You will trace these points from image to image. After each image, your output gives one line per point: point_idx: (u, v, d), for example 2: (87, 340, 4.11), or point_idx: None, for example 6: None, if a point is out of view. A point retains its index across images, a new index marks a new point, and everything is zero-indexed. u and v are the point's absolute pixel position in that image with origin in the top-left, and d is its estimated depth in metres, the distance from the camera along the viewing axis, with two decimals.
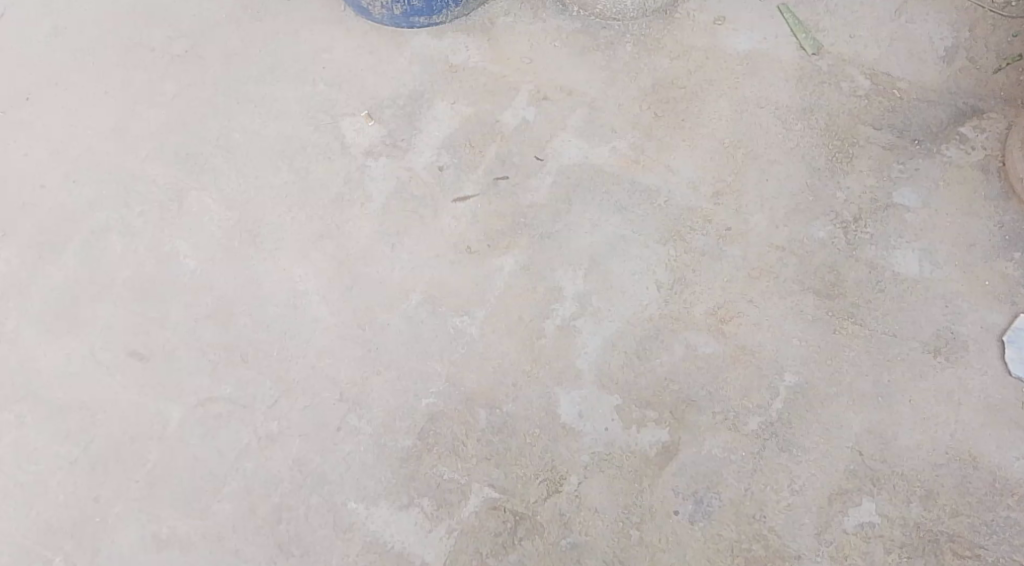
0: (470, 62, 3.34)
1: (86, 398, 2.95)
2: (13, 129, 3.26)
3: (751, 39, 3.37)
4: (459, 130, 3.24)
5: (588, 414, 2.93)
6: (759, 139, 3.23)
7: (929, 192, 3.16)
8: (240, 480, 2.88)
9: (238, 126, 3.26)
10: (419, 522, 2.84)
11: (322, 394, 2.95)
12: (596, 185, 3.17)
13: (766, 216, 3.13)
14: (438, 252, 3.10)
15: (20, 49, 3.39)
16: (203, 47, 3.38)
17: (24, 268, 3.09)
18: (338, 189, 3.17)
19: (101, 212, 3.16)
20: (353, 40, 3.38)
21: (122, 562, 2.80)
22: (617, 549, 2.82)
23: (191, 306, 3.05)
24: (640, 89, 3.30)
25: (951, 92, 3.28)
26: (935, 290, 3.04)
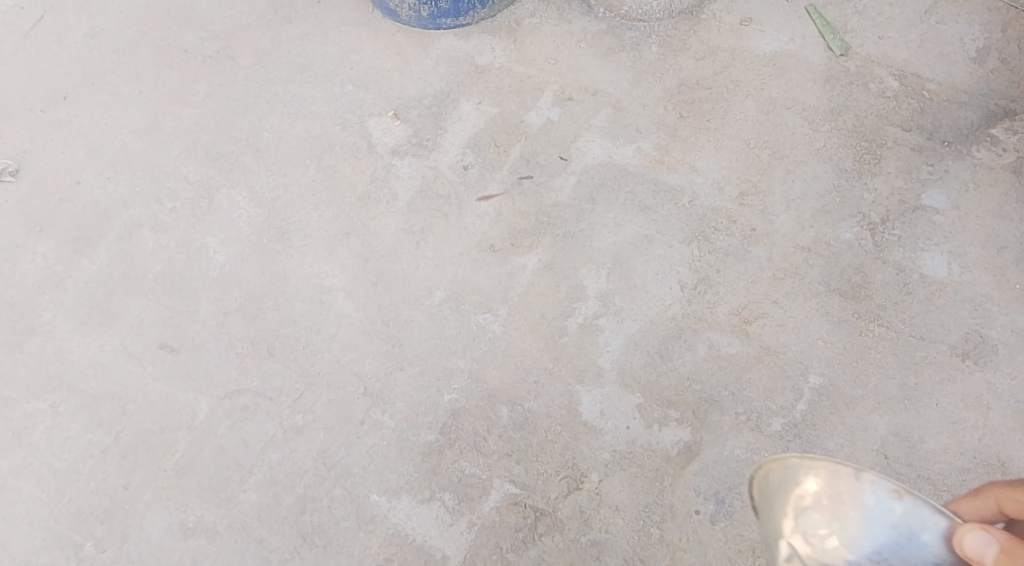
0: (495, 62, 3.38)
1: (117, 388, 3.04)
2: (51, 127, 3.36)
3: (777, 40, 3.38)
4: (485, 130, 3.28)
5: (609, 412, 2.95)
6: (785, 140, 3.22)
7: (959, 194, 3.13)
8: (266, 471, 2.94)
9: (269, 125, 3.34)
10: (441, 516, 2.87)
11: (346, 388, 3.01)
12: (621, 185, 3.19)
13: (791, 217, 3.13)
14: (462, 250, 3.14)
15: (59, 50, 3.49)
16: (235, 48, 3.47)
17: (61, 262, 3.19)
18: (365, 187, 3.23)
19: (135, 208, 3.25)
20: (382, 42, 3.44)
21: (150, 549, 2.87)
22: (637, 547, 2.82)
23: (220, 300, 3.12)
24: (666, 89, 3.31)
25: (981, 93, 3.26)
26: (964, 292, 3.01)
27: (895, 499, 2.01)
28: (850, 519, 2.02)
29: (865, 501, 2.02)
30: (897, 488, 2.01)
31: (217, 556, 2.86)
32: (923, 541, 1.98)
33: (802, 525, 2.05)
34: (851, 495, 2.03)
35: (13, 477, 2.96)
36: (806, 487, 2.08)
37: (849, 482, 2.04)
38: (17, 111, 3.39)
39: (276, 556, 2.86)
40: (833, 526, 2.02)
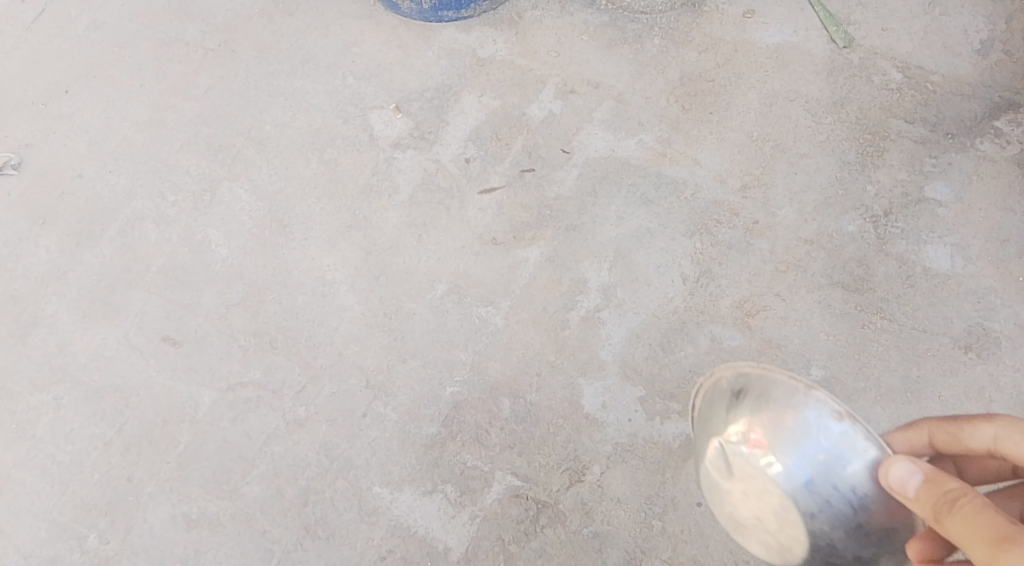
0: (498, 55, 3.38)
1: (120, 381, 3.05)
2: (54, 120, 3.37)
3: (780, 32, 3.37)
4: (487, 122, 3.28)
5: (611, 404, 2.95)
6: (788, 132, 3.22)
7: (963, 186, 3.12)
8: (269, 463, 2.95)
9: (271, 118, 3.34)
10: (443, 508, 2.88)
11: (349, 381, 3.01)
12: (623, 178, 3.18)
13: (794, 209, 3.12)
14: (464, 243, 3.14)
15: (61, 43, 3.50)
16: (237, 41, 3.47)
17: (63, 255, 3.20)
18: (367, 179, 3.23)
19: (138, 202, 3.25)
20: (384, 34, 3.44)
21: (153, 540, 2.89)
22: (639, 539, 2.83)
23: (222, 294, 3.13)
24: (669, 82, 3.31)
25: (985, 86, 3.25)
26: (967, 284, 3.01)
27: (832, 418, 2.20)
28: (784, 428, 2.21)
29: (806, 415, 2.21)
30: (837, 410, 2.20)
31: (220, 547, 2.88)
32: (844, 461, 2.19)
33: (742, 427, 2.25)
34: (796, 407, 2.22)
35: (17, 469, 2.97)
36: (757, 394, 2.26)
37: (797, 395, 2.22)
38: (19, 105, 3.40)
39: (278, 548, 2.87)
40: (768, 430, 2.22)
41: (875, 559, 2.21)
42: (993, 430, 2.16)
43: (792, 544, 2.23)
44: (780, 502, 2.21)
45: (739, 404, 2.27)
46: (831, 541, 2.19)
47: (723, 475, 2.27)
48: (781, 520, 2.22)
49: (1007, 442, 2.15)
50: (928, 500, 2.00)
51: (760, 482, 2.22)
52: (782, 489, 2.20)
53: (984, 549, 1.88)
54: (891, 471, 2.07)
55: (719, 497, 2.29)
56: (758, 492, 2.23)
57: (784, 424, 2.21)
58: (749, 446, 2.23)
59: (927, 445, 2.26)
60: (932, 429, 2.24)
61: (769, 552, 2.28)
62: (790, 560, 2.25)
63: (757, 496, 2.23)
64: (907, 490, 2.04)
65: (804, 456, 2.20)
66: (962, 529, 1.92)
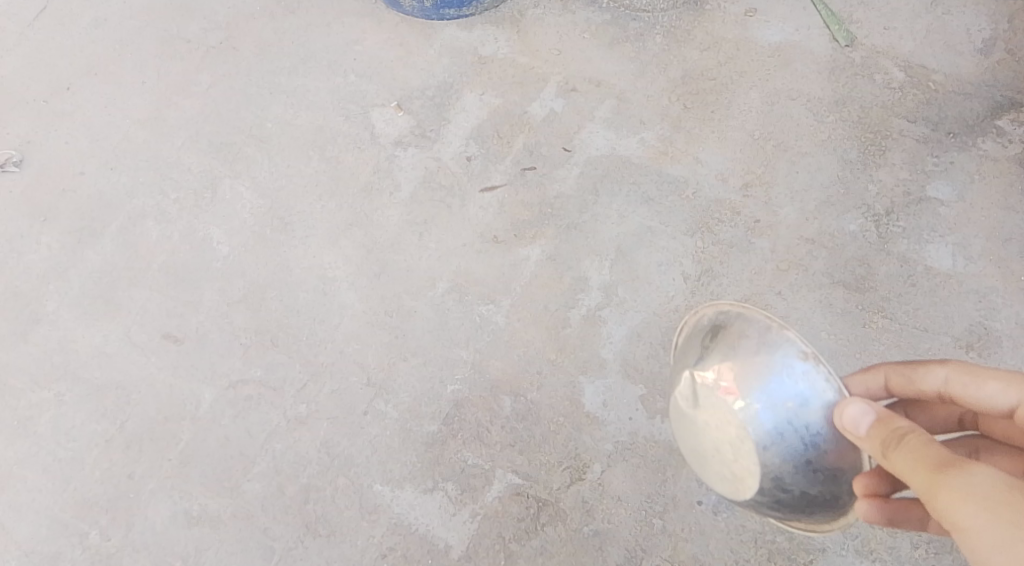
0: (499, 53, 3.38)
1: (122, 378, 3.05)
2: (55, 118, 3.37)
3: (782, 31, 3.37)
4: (488, 121, 3.28)
5: (612, 403, 2.96)
6: (790, 131, 3.21)
7: (964, 186, 3.12)
8: (270, 460, 2.95)
9: (273, 116, 3.34)
10: (444, 506, 2.88)
11: (350, 378, 3.02)
12: (625, 176, 3.18)
13: (796, 208, 3.12)
14: (466, 241, 3.14)
15: (63, 40, 3.50)
16: (239, 39, 3.47)
17: (65, 252, 3.20)
18: (368, 177, 3.23)
19: (139, 199, 3.26)
20: (385, 32, 3.44)
21: (155, 537, 2.89)
22: (639, 538, 2.83)
23: (224, 291, 3.13)
24: (670, 80, 3.31)
25: (987, 84, 3.24)
26: (968, 284, 3.00)
27: (797, 358, 2.30)
28: (752, 366, 2.32)
29: (776, 353, 2.31)
30: (803, 351, 2.30)
31: (221, 544, 2.88)
32: (804, 400, 2.30)
33: (712, 363, 2.37)
34: (769, 344, 2.32)
35: (19, 466, 2.97)
36: (733, 332, 2.37)
37: (770, 333, 2.32)
38: (21, 102, 3.40)
39: (279, 545, 2.87)
40: (736, 366, 2.33)
41: (820, 496, 2.34)
42: (944, 374, 2.30)
43: (744, 475, 2.34)
44: (737, 434, 2.32)
45: (714, 341, 2.39)
46: (779, 475, 2.31)
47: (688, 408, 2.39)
48: (737, 453, 2.33)
49: (957, 384, 2.28)
50: (877, 437, 2.08)
51: (721, 415, 2.33)
52: (741, 421, 2.31)
53: (925, 480, 1.95)
54: (844, 411, 2.16)
55: (682, 428, 2.40)
56: (719, 424, 2.34)
57: (752, 361, 2.32)
58: (716, 380, 2.35)
59: (882, 388, 2.40)
60: (887, 372, 2.38)
61: (721, 483, 2.39)
62: (741, 491, 2.37)
63: (716, 428, 2.34)
64: (858, 429, 2.13)
65: (765, 393, 2.30)
66: (906, 462, 1.99)
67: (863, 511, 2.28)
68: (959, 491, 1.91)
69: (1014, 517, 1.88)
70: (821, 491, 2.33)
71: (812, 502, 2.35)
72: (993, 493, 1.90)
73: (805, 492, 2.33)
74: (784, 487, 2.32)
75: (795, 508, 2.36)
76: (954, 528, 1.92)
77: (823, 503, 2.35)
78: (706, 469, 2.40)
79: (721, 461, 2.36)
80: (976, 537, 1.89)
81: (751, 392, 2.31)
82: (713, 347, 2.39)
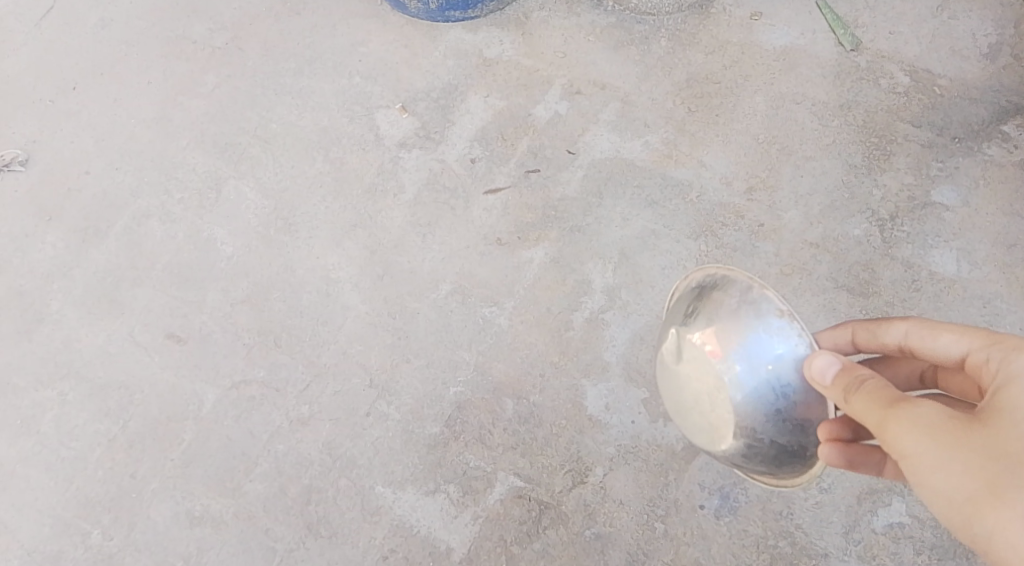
0: (504, 55, 3.38)
1: (125, 378, 3.06)
2: (61, 117, 3.38)
3: (788, 34, 3.36)
4: (493, 123, 3.28)
5: (615, 406, 2.95)
6: (795, 135, 3.21)
7: (969, 191, 3.11)
8: (272, 461, 2.95)
9: (277, 117, 3.34)
10: (445, 508, 2.88)
11: (353, 379, 3.02)
12: (629, 179, 3.18)
13: (800, 212, 3.11)
14: (469, 243, 3.14)
15: (69, 40, 3.51)
16: (244, 40, 3.47)
17: (69, 251, 3.21)
18: (372, 179, 3.23)
19: (144, 199, 3.26)
20: (390, 34, 3.44)
21: (156, 537, 2.89)
22: (641, 541, 2.82)
23: (227, 291, 3.13)
24: (675, 83, 3.30)
25: (993, 90, 3.24)
26: (973, 289, 3.00)
27: (774, 314, 2.35)
28: (731, 320, 2.38)
29: (756, 309, 2.36)
30: (780, 307, 2.34)
31: (223, 545, 2.88)
32: (778, 355, 2.33)
33: (694, 317, 2.43)
34: (750, 300, 2.38)
35: (22, 465, 2.98)
36: (716, 289, 2.43)
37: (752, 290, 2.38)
38: (27, 101, 3.41)
39: (281, 546, 2.87)
40: (716, 320, 2.39)
41: (789, 446, 2.36)
42: (903, 328, 2.35)
43: (719, 425, 2.39)
44: (714, 384, 2.37)
45: (698, 298, 2.45)
46: (751, 426, 2.36)
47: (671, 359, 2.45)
48: (714, 403, 2.38)
49: (915, 338, 2.33)
50: (840, 383, 2.15)
51: (700, 366, 2.39)
52: (716, 372, 2.37)
53: (880, 415, 2.04)
54: (812, 362, 2.21)
55: (665, 379, 2.47)
56: (698, 374, 2.39)
57: (731, 316, 2.38)
58: (697, 332, 2.41)
59: (850, 344, 2.46)
60: (853, 328, 2.44)
61: (699, 433, 2.44)
62: (716, 441, 2.41)
63: (696, 378, 2.40)
64: (824, 378, 2.18)
65: (742, 346, 2.35)
66: (864, 402, 2.07)
67: (826, 454, 2.26)
68: (907, 422, 2.00)
69: (961, 447, 1.98)
70: (792, 442, 2.36)
71: (781, 453, 2.37)
72: (940, 425, 1.99)
73: (775, 443, 2.36)
74: (756, 437, 2.36)
75: (766, 459, 2.39)
76: (900, 456, 2.01)
77: (794, 456, 2.38)
78: (684, 420, 2.45)
79: (699, 411, 2.41)
80: (919, 464, 1.99)
81: (727, 345, 2.36)
82: (695, 303, 2.45)
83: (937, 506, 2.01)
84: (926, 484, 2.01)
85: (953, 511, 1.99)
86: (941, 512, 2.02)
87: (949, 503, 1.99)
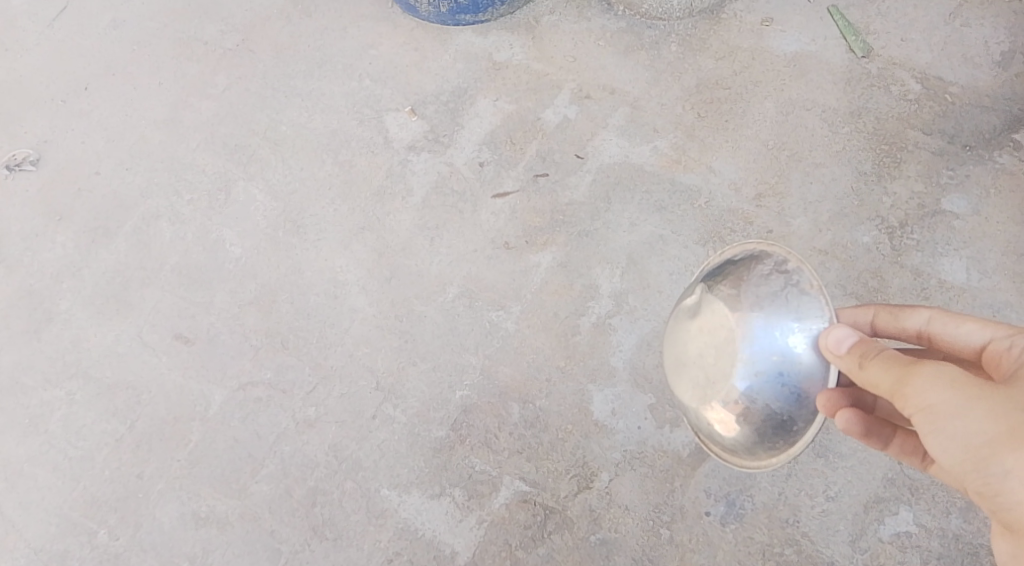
0: (514, 59, 3.38)
1: (132, 378, 3.06)
2: (72, 118, 3.39)
3: (798, 41, 3.35)
4: (501, 127, 3.28)
5: (621, 412, 2.95)
6: (805, 141, 3.20)
7: (980, 199, 3.09)
8: (278, 462, 2.96)
9: (286, 119, 3.35)
10: (450, 512, 2.88)
11: (359, 381, 3.02)
12: (637, 184, 3.18)
13: (809, 219, 3.10)
14: (477, 247, 3.14)
15: (82, 40, 3.52)
16: (254, 41, 3.48)
17: (79, 251, 3.22)
18: (381, 182, 3.24)
19: (154, 199, 3.27)
20: (400, 37, 3.44)
21: (162, 537, 2.90)
22: (646, 547, 2.82)
23: (235, 293, 3.14)
24: (685, 89, 3.29)
25: (1005, 98, 3.22)
26: (983, 298, 2.99)
27: (802, 286, 2.36)
28: (757, 283, 2.39)
29: (788, 279, 2.37)
30: (810, 281, 2.35)
31: (228, 546, 2.89)
32: (796, 325, 2.34)
33: (720, 278, 2.45)
34: (786, 269, 2.38)
35: (29, 464, 2.99)
36: (749, 255, 2.45)
37: (791, 262, 2.38)
38: (38, 101, 3.42)
39: (285, 548, 2.87)
40: (741, 280, 2.40)
41: (780, 414, 2.36)
42: (927, 315, 2.46)
43: (717, 379, 2.39)
44: (724, 338, 2.38)
45: (729, 262, 2.47)
46: (749, 387, 2.36)
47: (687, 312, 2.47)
48: (718, 356, 2.39)
49: (938, 323, 2.44)
50: (856, 352, 2.22)
51: (715, 320, 2.40)
52: (729, 327, 2.38)
53: (901, 374, 2.12)
54: (829, 333, 2.28)
55: (677, 333, 2.49)
56: (710, 328, 2.41)
57: (758, 280, 2.39)
58: (719, 288, 2.42)
59: (868, 326, 2.55)
60: (876, 310, 2.53)
61: (694, 389, 2.44)
62: (710, 398, 2.41)
63: (707, 331, 2.41)
64: (839, 348, 2.25)
65: (760, 308, 2.36)
66: (882, 366, 2.16)
67: (842, 422, 2.33)
68: (929, 375, 2.10)
69: (982, 396, 2.07)
70: (785, 413, 2.36)
71: (770, 418, 2.37)
72: (960, 378, 2.09)
73: (769, 410, 2.36)
74: (749, 399, 2.37)
75: (754, 424, 2.39)
76: (921, 408, 2.10)
77: (783, 428, 2.37)
78: (683, 375, 2.46)
79: (701, 364, 2.42)
80: (941, 413, 2.08)
81: (747, 305, 2.37)
82: (725, 266, 2.47)
83: (958, 454, 2.09)
84: (945, 433, 2.09)
85: (970, 456, 2.08)
86: (959, 459, 2.09)
87: (968, 448, 2.08)
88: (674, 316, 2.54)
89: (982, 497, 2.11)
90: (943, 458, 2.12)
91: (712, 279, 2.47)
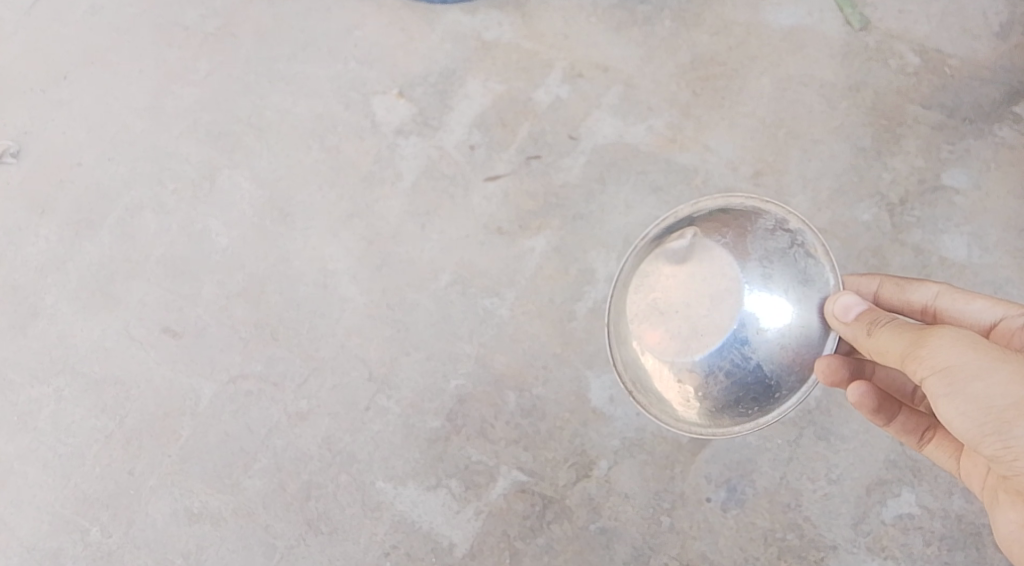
0: (503, 38, 3.23)
1: (120, 373, 3.04)
2: (51, 108, 3.29)
3: (795, 14, 3.19)
4: (491, 108, 3.18)
5: (620, 398, 2.89)
6: (803, 118, 3.10)
7: (980, 174, 3.02)
8: (271, 456, 2.95)
9: (271, 104, 3.24)
10: (448, 503, 2.88)
11: (351, 372, 2.98)
12: (632, 165, 3.09)
13: (808, 197, 3.03)
14: (468, 233, 3.07)
15: (58, 27, 3.37)
16: (235, 23, 3.33)
17: (62, 244, 3.16)
18: (369, 167, 3.15)
19: (136, 190, 3.20)
20: (385, 16, 3.29)
21: (155, 534, 2.93)
22: (647, 535, 2.81)
23: (223, 284, 3.08)
24: (679, 66, 3.17)
25: (1005, 70, 3.10)
26: (983, 275, 2.95)
27: (808, 249, 2.27)
28: (762, 237, 2.27)
29: (792, 238, 2.28)
30: (815, 244, 2.27)
31: (223, 542, 2.91)
32: (802, 286, 2.25)
33: (718, 227, 2.29)
34: (788, 226, 2.28)
35: (19, 462, 3.00)
36: (748, 209, 2.31)
37: (793, 218, 2.29)
38: (16, 91, 3.32)
39: (281, 542, 2.89)
40: (746, 231, 2.27)
41: (767, 376, 2.23)
42: (935, 289, 2.42)
43: (708, 330, 2.22)
44: (721, 288, 2.23)
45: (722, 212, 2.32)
46: (745, 343, 2.22)
47: (673, 255, 2.27)
48: (711, 307, 2.23)
49: (945, 299, 2.40)
50: (866, 320, 2.18)
51: (709, 268, 2.25)
52: (730, 276, 2.24)
53: (914, 337, 2.10)
54: (836, 299, 2.22)
55: (657, 277, 2.29)
56: (705, 274, 2.24)
57: (764, 234, 2.27)
58: (717, 236, 2.27)
59: (870, 295, 2.49)
60: (881, 280, 2.48)
61: (674, 340, 2.25)
62: (694, 350, 2.23)
63: (700, 277, 2.24)
64: (847, 316, 2.19)
65: (767, 263, 2.25)
66: (893, 333, 2.15)
67: (856, 395, 2.30)
68: (947, 337, 2.07)
69: (1002, 360, 2.03)
70: (773, 376, 2.24)
71: (756, 380, 2.23)
72: (978, 343, 2.06)
73: (758, 371, 2.23)
74: (741, 357, 2.22)
75: (735, 384, 2.24)
76: (938, 369, 2.06)
77: (767, 393, 2.25)
78: (662, 325, 2.26)
79: (688, 312, 2.24)
80: (959, 374, 2.04)
81: (753, 257, 2.25)
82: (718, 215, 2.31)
83: (976, 417, 2.04)
84: (962, 394, 2.04)
85: (990, 419, 2.02)
86: (976, 423, 2.04)
87: (986, 411, 2.03)
88: (649, 261, 2.33)
89: (1001, 463, 2.06)
90: (958, 423, 2.07)
91: (706, 226, 2.30)
